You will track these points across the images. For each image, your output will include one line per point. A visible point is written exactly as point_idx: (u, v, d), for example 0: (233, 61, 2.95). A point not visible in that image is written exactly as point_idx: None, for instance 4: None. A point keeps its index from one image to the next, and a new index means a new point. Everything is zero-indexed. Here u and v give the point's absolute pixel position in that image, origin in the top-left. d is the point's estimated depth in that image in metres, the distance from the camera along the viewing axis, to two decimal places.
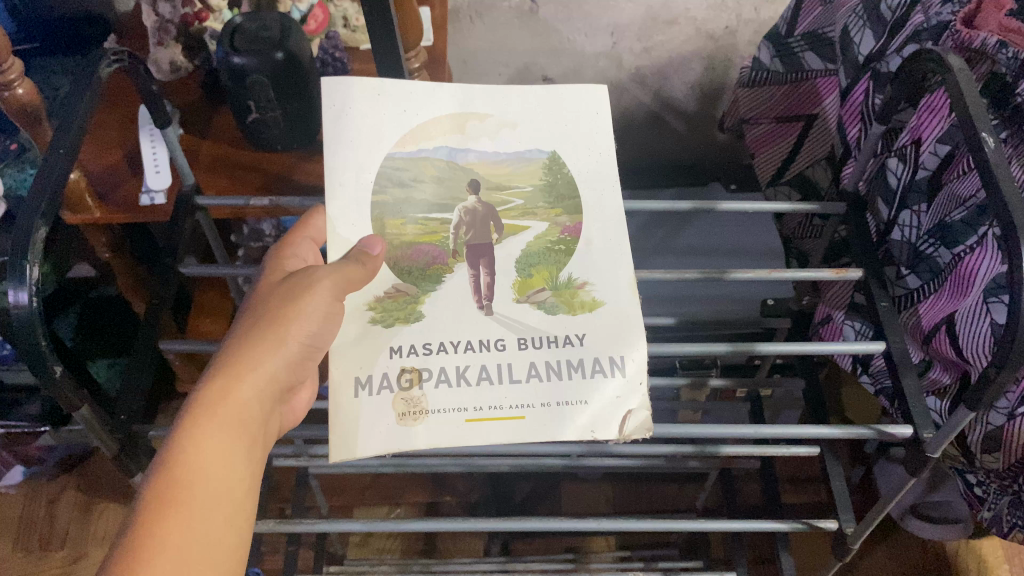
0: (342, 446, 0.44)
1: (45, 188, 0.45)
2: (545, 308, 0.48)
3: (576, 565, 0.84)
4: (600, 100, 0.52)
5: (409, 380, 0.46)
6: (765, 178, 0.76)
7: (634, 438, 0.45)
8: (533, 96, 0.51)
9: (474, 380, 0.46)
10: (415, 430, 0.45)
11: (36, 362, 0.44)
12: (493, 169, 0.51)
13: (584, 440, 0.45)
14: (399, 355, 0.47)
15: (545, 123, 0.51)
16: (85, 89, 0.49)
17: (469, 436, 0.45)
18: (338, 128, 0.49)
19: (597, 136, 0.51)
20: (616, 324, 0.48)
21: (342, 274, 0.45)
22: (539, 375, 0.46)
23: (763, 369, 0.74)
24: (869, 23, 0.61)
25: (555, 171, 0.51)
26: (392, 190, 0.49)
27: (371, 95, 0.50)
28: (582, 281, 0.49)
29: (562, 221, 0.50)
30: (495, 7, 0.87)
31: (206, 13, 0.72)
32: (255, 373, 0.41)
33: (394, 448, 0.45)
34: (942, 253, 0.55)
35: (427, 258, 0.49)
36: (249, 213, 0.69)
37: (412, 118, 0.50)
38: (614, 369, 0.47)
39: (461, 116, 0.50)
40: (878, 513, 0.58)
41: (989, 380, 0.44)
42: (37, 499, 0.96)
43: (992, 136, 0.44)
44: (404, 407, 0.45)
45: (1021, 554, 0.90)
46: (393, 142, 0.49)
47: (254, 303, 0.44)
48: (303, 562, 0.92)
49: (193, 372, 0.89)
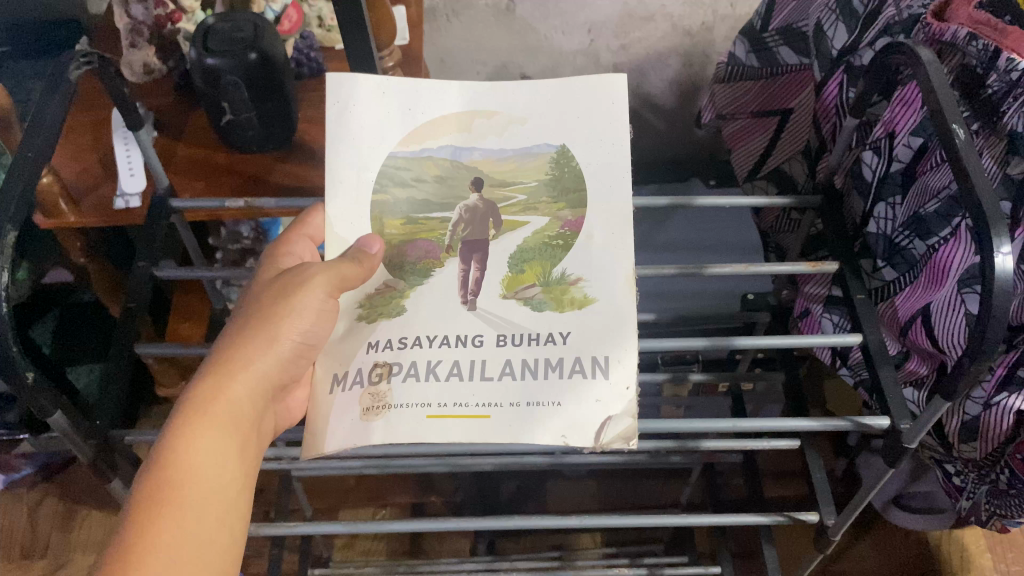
0: (311, 443, 0.45)
1: (14, 190, 0.44)
2: (532, 305, 0.47)
3: (561, 563, 0.83)
4: (618, 91, 0.50)
5: (379, 374, 0.46)
6: (743, 173, 0.77)
7: (611, 448, 0.44)
8: (543, 89, 0.50)
9: (444, 375, 0.46)
10: (375, 425, 0.45)
11: (8, 368, 0.43)
12: (498, 166, 0.50)
13: (555, 445, 0.44)
14: (375, 350, 0.47)
15: (554, 114, 0.50)
16: (54, 90, 0.49)
17: (430, 434, 0.45)
18: (342, 124, 0.49)
19: (606, 126, 0.49)
20: (604, 323, 0.46)
21: (335, 270, 0.45)
22: (513, 373, 0.46)
23: (744, 362, 0.75)
24: (842, 17, 0.61)
25: (563, 164, 0.49)
26: (393, 189, 0.49)
27: (374, 94, 0.50)
28: (576, 277, 0.48)
29: (564, 216, 0.49)
30: (471, 6, 0.87)
31: (179, 13, 0.71)
32: (247, 371, 0.41)
33: (353, 444, 0.45)
34: (916, 244, 0.55)
35: (421, 253, 0.49)
36: (225, 213, 0.68)
37: (417, 117, 0.50)
38: (597, 371, 0.45)
39: (469, 114, 0.50)
40: (859, 504, 0.58)
41: (964, 370, 0.44)
42: (16, 508, 0.95)
43: (962, 127, 0.44)
44: (369, 402, 0.45)
45: (1003, 543, 0.91)
46: (398, 141, 0.50)
47: (249, 301, 0.44)
48: (287, 565, 0.91)
49: (172, 376, 0.87)
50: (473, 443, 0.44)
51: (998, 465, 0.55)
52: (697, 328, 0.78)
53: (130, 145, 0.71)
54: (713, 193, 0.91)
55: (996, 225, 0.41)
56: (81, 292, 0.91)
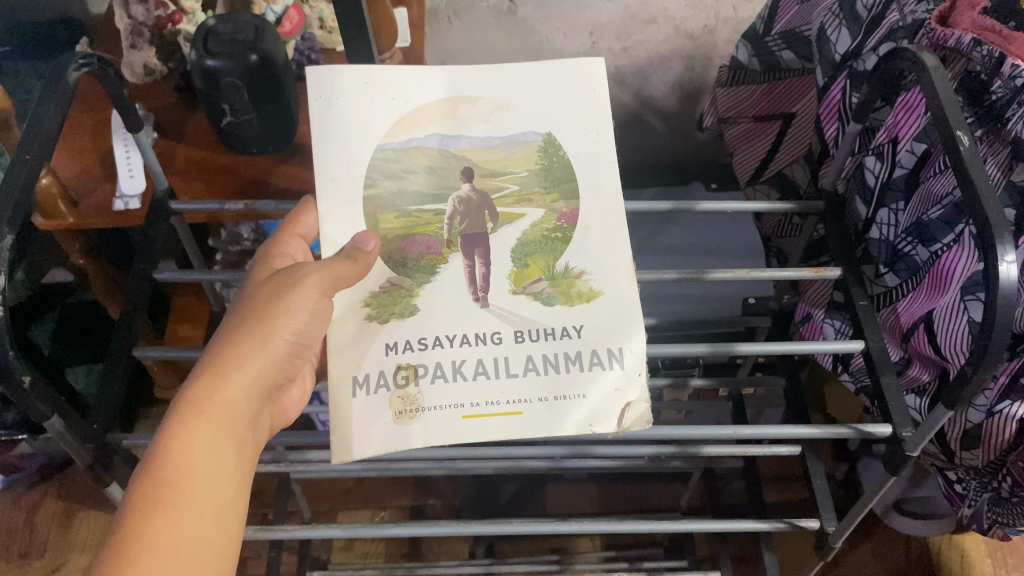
0: (340, 447, 0.45)
1: (10, 193, 0.44)
2: (542, 299, 0.48)
3: (560, 567, 0.85)
4: (596, 77, 0.50)
5: (405, 376, 0.46)
6: (743, 177, 0.77)
7: (633, 431, 0.45)
8: (525, 74, 0.49)
9: (471, 375, 0.46)
10: (411, 428, 0.45)
11: (4, 374, 0.43)
12: (487, 155, 0.49)
13: (583, 434, 0.45)
14: (394, 352, 0.47)
15: (542, 105, 0.49)
16: (53, 93, 0.48)
17: (467, 433, 0.45)
18: (327, 121, 0.48)
19: (591, 117, 0.50)
20: (616, 316, 0.47)
21: (330, 269, 0.44)
22: (537, 368, 0.46)
23: (744, 368, 0.75)
24: (846, 22, 0.60)
25: (551, 154, 0.49)
26: (384, 183, 0.48)
27: (357, 84, 0.48)
28: (580, 270, 0.48)
29: (559, 208, 0.49)
30: (472, 8, 0.86)
31: (180, 15, 0.71)
32: (242, 371, 0.41)
33: (392, 447, 0.45)
34: (919, 251, 0.55)
35: (422, 249, 0.48)
36: (223, 216, 0.69)
37: (401, 107, 0.49)
38: (612, 361, 0.47)
39: (453, 100, 0.49)
40: (860, 511, 0.58)
41: (967, 379, 0.44)
42: (15, 508, 0.95)
43: (967, 135, 0.43)
44: (400, 406, 0.45)
45: (1002, 549, 0.91)
46: (385, 133, 0.48)
47: (242, 301, 0.43)
48: (286, 567, 0.91)
49: (171, 377, 0.87)
50: (506, 438, 0.45)
51: (1001, 472, 0.54)
52: (697, 332, 0.78)
53: (130, 146, 0.71)
54: (714, 198, 0.91)
55: (1002, 232, 0.40)
56: (80, 292, 0.91)
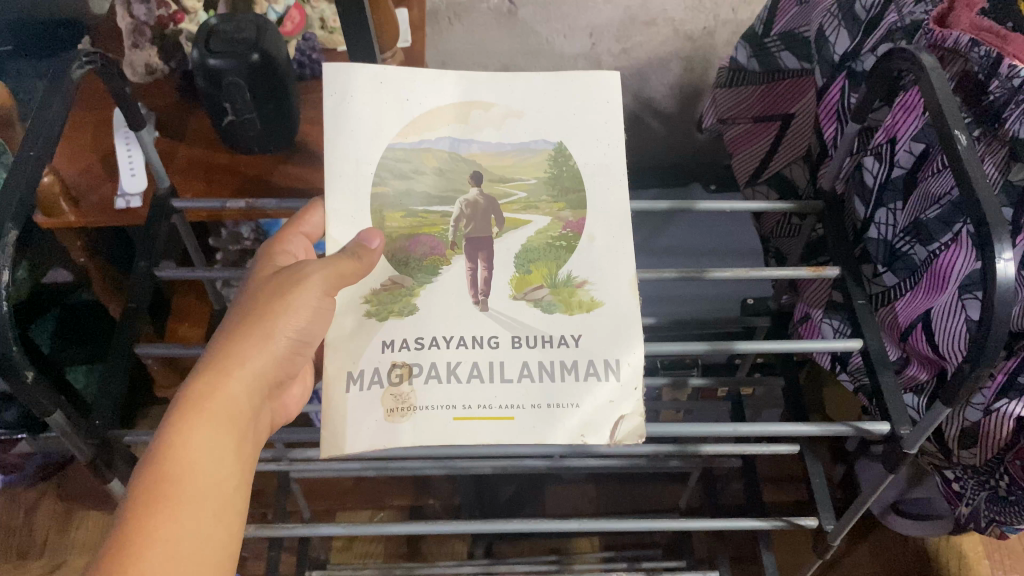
0: (330, 439, 0.45)
1: (13, 190, 0.44)
2: (542, 307, 0.48)
3: (559, 567, 0.85)
4: (610, 89, 0.50)
5: (399, 374, 0.46)
6: (743, 178, 0.78)
7: (625, 444, 0.45)
8: (538, 83, 0.50)
9: (465, 377, 0.46)
10: (402, 427, 0.45)
11: (7, 368, 0.43)
12: (496, 160, 0.49)
13: (573, 442, 0.45)
14: (391, 349, 0.47)
15: (554, 111, 0.50)
16: (56, 91, 0.48)
17: (458, 435, 0.45)
18: (338, 117, 0.48)
19: (599, 122, 0.50)
20: (614, 325, 0.48)
21: (332, 267, 0.44)
22: (532, 375, 0.46)
23: (744, 367, 0.75)
24: (844, 23, 0.61)
25: (560, 163, 0.50)
26: (392, 182, 0.49)
27: (371, 84, 0.49)
28: (582, 280, 0.48)
29: (565, 216, 0.49)
30: (473, 9, 0.87)
31: (182, 14, 0.71)
32: (243, 368, 0.41)
33: (380, 444, 0.45)
34: (917, 250, 0.55)
35: (426, 249, 0.49)
36: (224, 215, 0.69)
37: (414, 107, 0.49)
38: (608, 372, 0.47)
39: (465, 105, 0.49)
40: (859, 509, 0.58)
41: (964, 377, 0.44)
42: (14, 508, 0.95)
43: (964, 133, 0.44)
44: (393, 403, 0.46)
45: (1000, 550, 0.91)
46: (396, 132, 0.49)
47: (244, 298, 0.44)
48: (285, 567, 0.91)
49: (172, 377, 0.87)
50: (496, 442, 0.45)
51: (998, 471, 0.55)
52: (697, 331, 0.78)
53: (131, 145, 0.71)
54: (713, 198, 0.91)
55: (998, 230, 0.41)
56: (80, 292, 0.91)
